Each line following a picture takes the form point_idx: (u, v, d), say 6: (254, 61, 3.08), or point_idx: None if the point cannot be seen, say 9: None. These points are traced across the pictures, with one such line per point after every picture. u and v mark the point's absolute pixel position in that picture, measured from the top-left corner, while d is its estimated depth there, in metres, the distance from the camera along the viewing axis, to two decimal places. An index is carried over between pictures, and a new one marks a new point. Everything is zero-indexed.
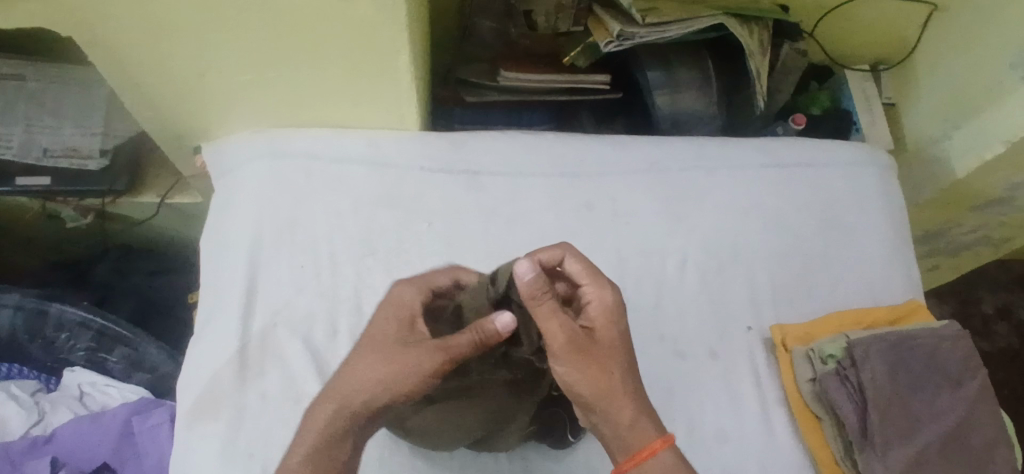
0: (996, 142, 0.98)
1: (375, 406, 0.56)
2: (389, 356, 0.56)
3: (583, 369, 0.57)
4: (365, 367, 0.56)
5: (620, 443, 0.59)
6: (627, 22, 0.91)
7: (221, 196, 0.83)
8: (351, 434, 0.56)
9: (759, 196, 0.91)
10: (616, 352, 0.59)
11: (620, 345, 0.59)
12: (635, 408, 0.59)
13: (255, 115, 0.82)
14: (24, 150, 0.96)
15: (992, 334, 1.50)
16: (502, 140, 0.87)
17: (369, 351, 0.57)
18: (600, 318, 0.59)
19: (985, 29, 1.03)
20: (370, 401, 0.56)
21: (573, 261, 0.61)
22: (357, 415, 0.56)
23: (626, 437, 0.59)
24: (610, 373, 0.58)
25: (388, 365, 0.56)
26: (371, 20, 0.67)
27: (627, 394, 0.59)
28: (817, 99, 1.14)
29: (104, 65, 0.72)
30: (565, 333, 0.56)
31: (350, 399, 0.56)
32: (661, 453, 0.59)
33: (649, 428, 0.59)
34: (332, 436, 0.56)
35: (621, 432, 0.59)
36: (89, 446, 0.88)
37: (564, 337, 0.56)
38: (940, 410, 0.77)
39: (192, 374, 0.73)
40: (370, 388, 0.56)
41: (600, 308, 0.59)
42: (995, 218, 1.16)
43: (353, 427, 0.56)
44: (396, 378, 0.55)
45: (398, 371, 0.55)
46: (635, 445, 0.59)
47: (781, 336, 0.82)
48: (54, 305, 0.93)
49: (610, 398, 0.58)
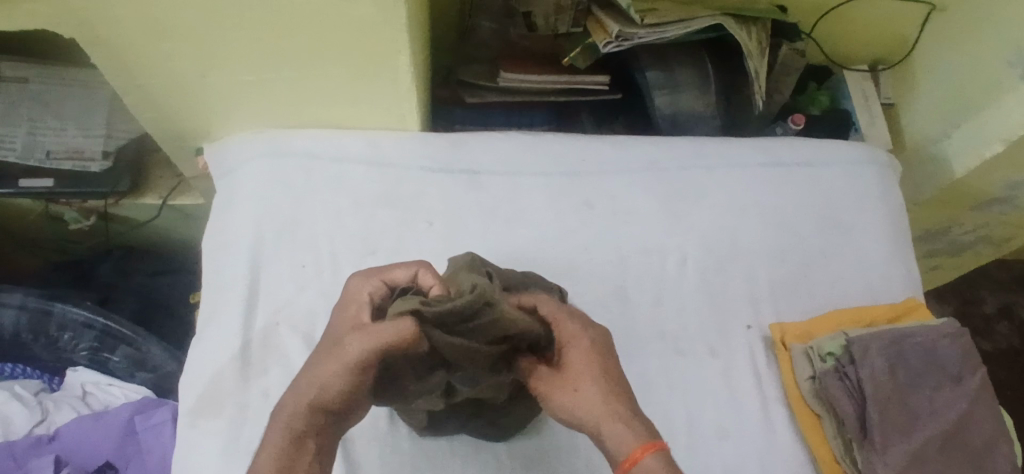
0: (993, 141, 0.99)
1: (322, 403, 0.55)
2: (329, 354, 0.56)
3: (551, 402, 0.59)
4: (315, 367, 0.56)
5: (609, 457, 0.56)
6: (627, 22, 0.91)
7: (222, 196, 0.83)
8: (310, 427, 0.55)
9: (758, 195, 0.91)
10: (582, 370, 0.59)
11: (586, 363, 0.59)
12: (612, 418, 0.56)
13: (256, 116, 0.83)
14: (27, 152, 0.96)
15: (993, 334, 1.50)
16: (502, 140, 0.88)
17: (321, 352, 0.57)
18: (564, 349, 0.61)
19: (983, 28, 1.04)
20: (318, 400, 0.55)
21: (545, 304, 0.63)
22: (307, 415, 0.55)
23: (611, 449, 0.55)
24: (577, 391, 0.58)
25: (327, 365, 0.55)
26: (371, 21, 0.68)
27: (598, 408, 0.57)
28: (817, 100, 1.15)
29: (108, 68, 0.73)
30: (529, 370, 0.62)
31: (298, 401, 0.55)
32: (645, 460, 0.54)
33: (630, 435, 0.55)
34: (293, 428, 0.55)
35: (606, 447, 0.56)
36: (93, 444, 0.89)
37: (528, 368, 0.62)
38: (938, 406, 0.77)
39: (194, 372, 0.74)
40: (314, 389, 0.55)
41: (563, 339, 0.61)
42: (994, 217, 1.16)
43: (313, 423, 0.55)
44: (331, 370, 0.55)
45: (335, 368, 0.55)
46: (618, 454, 0.55)
47: (781, 334, 0.83)
48: (58, 306, 0.94)
49: (585, 419, 0.57)
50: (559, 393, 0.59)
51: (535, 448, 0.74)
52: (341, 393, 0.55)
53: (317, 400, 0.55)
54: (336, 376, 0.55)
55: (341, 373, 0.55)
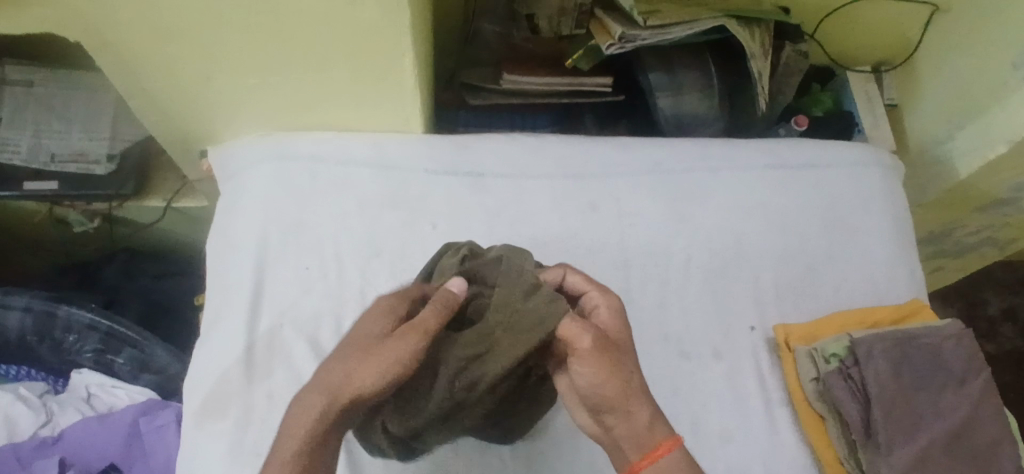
0: (997, 142, 0.99)
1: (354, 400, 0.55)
2: (371, 352, 0.56)
3: (603, 362, 0.56)
4: (344, 366, 0.56)
5: (635, 439, 0.56)
6: (629, 24, 0.91)
7: (227, 199, 0.84)
8: (331, 429, 0.55)
9: (762, 197, 0.91)
10: (626, 349, 0.59)
11: (630, 345, 0.60)
12: (649, 402, 0.57)
13: (261, 118, 0.83)
14: (32, 155, 0.97)
15: (998, 336, 1.50)
16: (506, 142, 0.88)
17: (347, 351, 0.57)
18: (611, 322, 0.61)
19: (987, 29, 1.04)
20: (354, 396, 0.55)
21: (575, 276, 0.65)
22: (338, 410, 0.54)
23: (641, 434, 0.56)
24: (630, 367, 0.58)
25: (371, 364, 0.55)
26: (375, 24, 0.68)
27: (638, 385, 0.57)
28: (819, 102, 1.15)
29: (113, 71, 0.73)
30: (578, 331, 0.57)
31: (322, 400, 0.55)
32: (675, 450, 0.56)
33: (664, 425, 0.57)
34: (316, 432, 0.54)
35: (639, 429, 0.56)
36: (97, 447, 0.89)
37: (579, 329, 0.57)
38: (944, 408, 0.76)
39: (199, 374, 0.74)
40: (350, 385, 0.55)
41: (609, 316, 0.61)
42: (999, 218, 1.15)
43: (335, 421, 0.55)
44: (377, 371, 0.55)
45: (371, 369, 0.55)
46: (650, 440, 0.56)
47: (785, 336, 0.83)
48: (65, 308, 0.95)
49: (629, 392, 0.56)
50: (613, 360, 0.57)
51: (539, 451, 0.75)
52: (380, 391, 0.55)
53: (346, 399, 0.55)
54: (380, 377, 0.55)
55: (386, 374, 0.55)
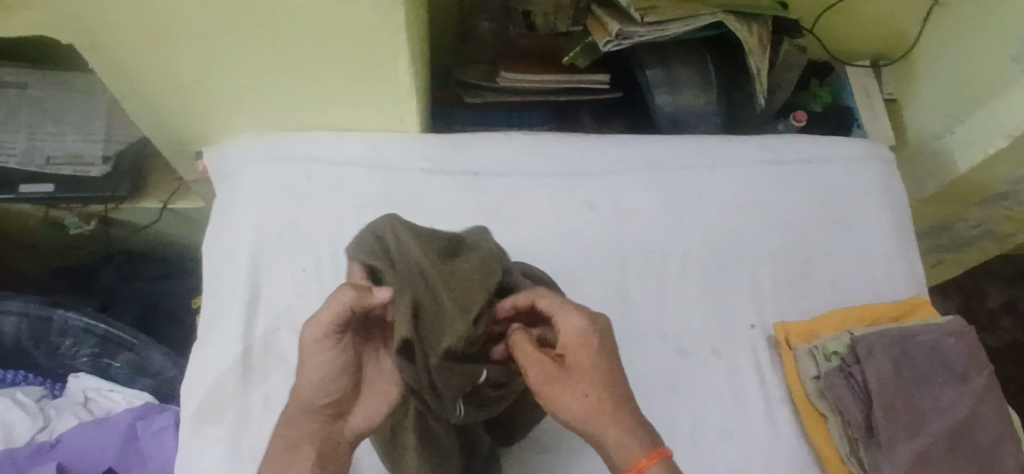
0: (997, 136, 0.98)
1: (307, 406, 0.54)
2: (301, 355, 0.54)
3: (558, 397, 0.55)
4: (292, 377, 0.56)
5: (610, 463, 0.55)
6: (627, 21, 0.91)
7: (222, 201, 0.83)
8: (303, 440, 0.54)
9: (760, 194, 0.90)
10: (590, 373, 0.56)
11: (594, 368, 0.56)
12: (616, 424, 0.55)
13: (255, 119, 0.82)
14: (26, 158, 0.96)
15: (998, 330, 1.49)
16: (503, 140, 0.88)
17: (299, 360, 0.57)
18: (573, 345, 0.56)
19: (986, 23, 1.03)
20: (299, 401, 0.54)
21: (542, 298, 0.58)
22: (308, 419, 0.54)
23: (615, 456, 0.54)
24: (583, 395, 0.55)
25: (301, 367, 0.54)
26: (369, 25, 0.68)
27: (595, 413, 0.55)
28: (819, 97, 1.13)
29: (106, 73, 0.72)
30: (530, 361, 0.56)
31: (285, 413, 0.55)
32: (650, 468, 0.53)
33: (637, 444, 0.54)
34: (286, 439, 0.55)
35: (610, 453, 0.55)
36: (95, 452, 0.88)
37: (529, 359, 0.56)
38: (946, 404, 0.76)
39: (195, 379, 0.74)
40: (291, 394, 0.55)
41: (571, 336, 0.56)
42: (999, 212, 1.15)
43: (308, 432, 0.54)
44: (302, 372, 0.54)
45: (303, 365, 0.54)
46: (624, 462, 0.54)
47: (785, 334, 0.82)
48: (59, 311, 0.94)
49: (589, 420, 0.55)
50: (565, 390, 0.55)
51: (538, 449, 0.74)
52: (320, 391, 0.53)
53: (298, 408, 0.54)
54: (311, 377, 0.53)
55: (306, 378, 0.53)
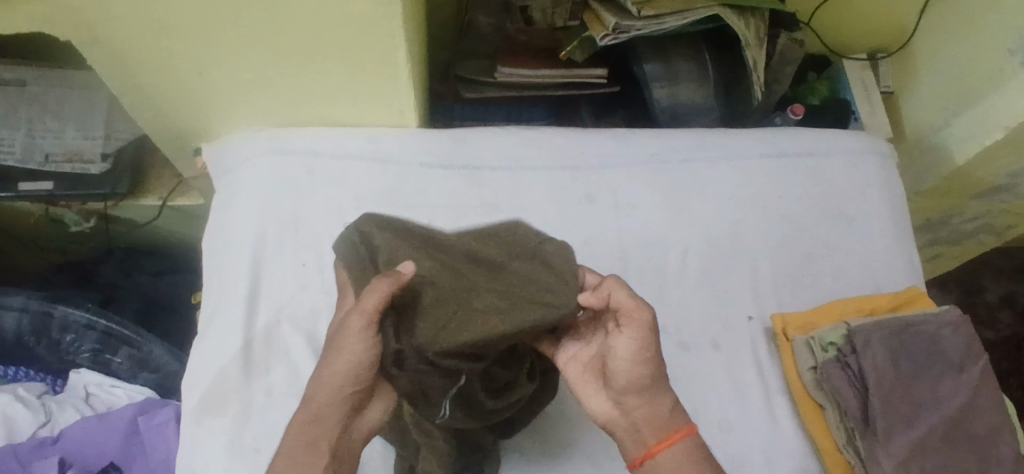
0: (995, 128, 0.98)
1: (332, 400, 0.56)
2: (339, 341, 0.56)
3: (653, 341, 0.57)
4: (319, 370, 0.57)
5: (659, 425, 0.59)
6: (624, 14, 0.91)
7: (222, 195, 0.83)
8: (321, 432, 0.56)
9: (759, 187, 0.91)
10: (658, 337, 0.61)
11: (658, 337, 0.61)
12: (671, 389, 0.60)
13: (255, 114, 0.82)
14: (26, 155, 0.96)
15: (996, 323, 1.50)
16: (503, 135, 0.88)
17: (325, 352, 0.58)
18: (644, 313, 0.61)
19: (983, 15, 1.03)
20: (327, 394, 0.56)
21: None
22: (327, 412, 0.56)
23: (663, 417, 0.59)
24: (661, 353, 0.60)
25: (338, 354, 0.56)
26: (369, 18, 0.68)
27: (658, 380, 0.59)
28: (816, 90, 1.14)
29: (105, 68, 0.72)
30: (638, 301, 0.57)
31: (306, 403, 0.57)
32: (692, 436, 0.59)
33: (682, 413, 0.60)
34: (306, 435, 0.56)
35: (667, 412, 0.59)
36: (97, 447, 0.89)
37: (636, 302, 0.57)
38: (943, 394, 0.76)
39: (197, 373, 0.74)
40: (322, 385, 0.56)
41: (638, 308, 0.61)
42: (996, 205, 1.16)
43: (328, 426, 0.56)
44: (336, 361, 0.56)
45: (333, 356, 0.56)
46: (673, 425, 0.59)
47: (782, 325, 0.83)
48: (60, 308, 0.94)
49: (656, 380, 0.58)
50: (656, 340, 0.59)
51: (539, 441, 0.74)
52: (350, 381, 0.56)
53: (323, 401, 0.56)
54: (345, 366, 0.55)
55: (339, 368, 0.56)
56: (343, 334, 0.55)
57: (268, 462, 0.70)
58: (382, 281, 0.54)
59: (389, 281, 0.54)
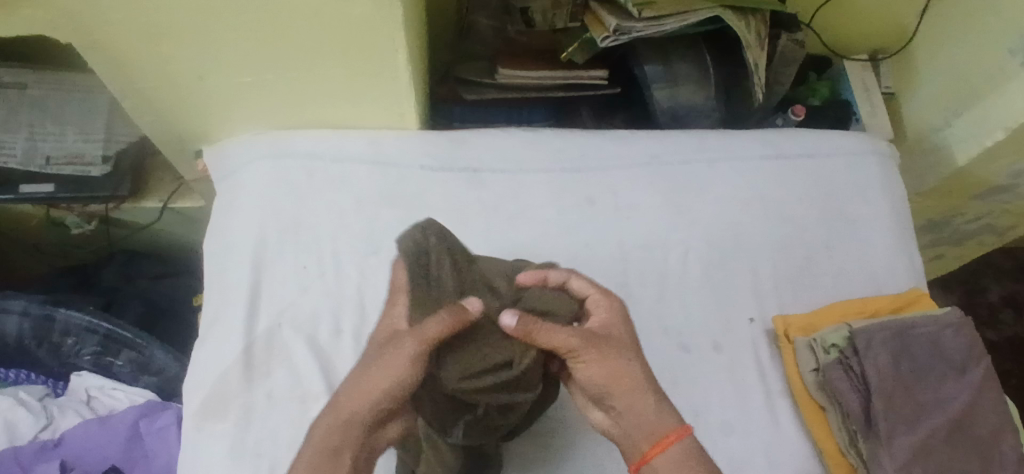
0: (996, 129, 0.98)
1: (364, 416, 0.56)
2: (385, 357, 0.56)
3: (598, 361, 0.58)
4: (353, 385, 0.57)
5: (642, 432, 0.58)
6: (625, 15, 0.90)
7: (223, 198, 0.83)
8: (347, 444, 0.56)
9: (760, 188, 0.90)
10: (626, 342, 0.60)
11: (631, 342, 0.61)
12: (654, 395, 0.59)
13: (256, 117, 0.82)
14: (26, 158, 0.96)
15: (999, 323, 1.49)
16: (504, 138, 0.88)
17: (359, 366, 0.58)
18: (610, 322, 0.61)
19: (984, 15, 1.03)
20: (358, 410, 0.56)
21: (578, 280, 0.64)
22: (354, 425, 0.56)
23: (644, 424, 0.58)
24: (625, 359, 0.59)
25: (381, 371, 0.55)
26: (369, 20, 0.68)
27: (628, 385, 0.58)
28: (817, 91, 1.14)
29: (106, 73, 0.73)
30: (561, 336, 0.57)
31: (333, 413, 0.57)
32: (681, 441, 0.58)
33: (671, 417, 0.59)
34: (330, 442, 0.56)
35: (648, 419, 0.58)
36: (100, 449, 0.88)
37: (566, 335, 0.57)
38: (945, 396, 0.76)
39: (198, 377, 0.74)
40: (358, 396, 0.56)
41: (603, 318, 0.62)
42: (998, 205, 1.15)
43: (351, 439, 0.56)
44: (376, 379, 0.55)
45: (374, 375, 0.56)
46: (658, 431, 0.58)
47: (784, 328, 0.83)
48: (61, 312, 0.94)
49: (621, 389, 0.58)
50: (611, 354, 0.58)
51: (541, 443, 0.74)
52: (386, 400, 0.56)
53: (352, 414, 0.56)
54: (386, 385, 0.55)
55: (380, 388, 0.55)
56: (390, 355, 0.55)
57: (269, 466, 0.70)
58: (443, 313, 0.55)
59: (450, 312, 0.55)
